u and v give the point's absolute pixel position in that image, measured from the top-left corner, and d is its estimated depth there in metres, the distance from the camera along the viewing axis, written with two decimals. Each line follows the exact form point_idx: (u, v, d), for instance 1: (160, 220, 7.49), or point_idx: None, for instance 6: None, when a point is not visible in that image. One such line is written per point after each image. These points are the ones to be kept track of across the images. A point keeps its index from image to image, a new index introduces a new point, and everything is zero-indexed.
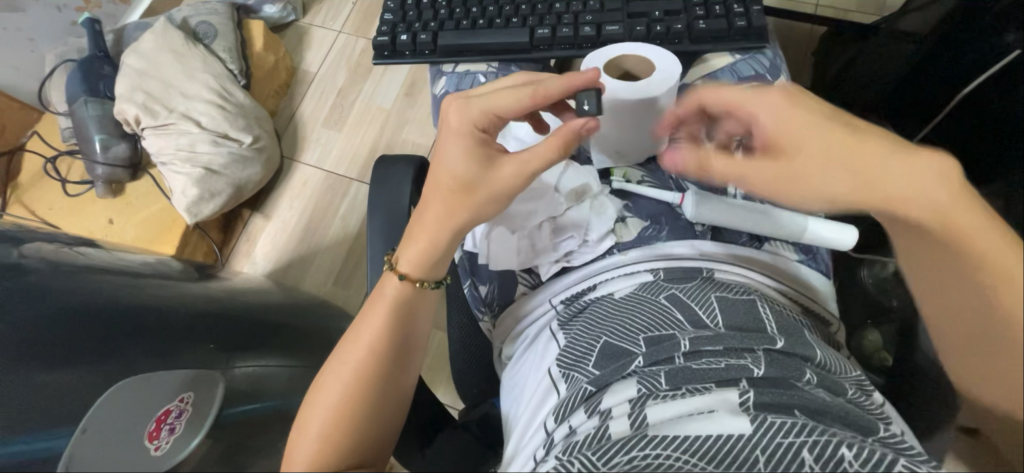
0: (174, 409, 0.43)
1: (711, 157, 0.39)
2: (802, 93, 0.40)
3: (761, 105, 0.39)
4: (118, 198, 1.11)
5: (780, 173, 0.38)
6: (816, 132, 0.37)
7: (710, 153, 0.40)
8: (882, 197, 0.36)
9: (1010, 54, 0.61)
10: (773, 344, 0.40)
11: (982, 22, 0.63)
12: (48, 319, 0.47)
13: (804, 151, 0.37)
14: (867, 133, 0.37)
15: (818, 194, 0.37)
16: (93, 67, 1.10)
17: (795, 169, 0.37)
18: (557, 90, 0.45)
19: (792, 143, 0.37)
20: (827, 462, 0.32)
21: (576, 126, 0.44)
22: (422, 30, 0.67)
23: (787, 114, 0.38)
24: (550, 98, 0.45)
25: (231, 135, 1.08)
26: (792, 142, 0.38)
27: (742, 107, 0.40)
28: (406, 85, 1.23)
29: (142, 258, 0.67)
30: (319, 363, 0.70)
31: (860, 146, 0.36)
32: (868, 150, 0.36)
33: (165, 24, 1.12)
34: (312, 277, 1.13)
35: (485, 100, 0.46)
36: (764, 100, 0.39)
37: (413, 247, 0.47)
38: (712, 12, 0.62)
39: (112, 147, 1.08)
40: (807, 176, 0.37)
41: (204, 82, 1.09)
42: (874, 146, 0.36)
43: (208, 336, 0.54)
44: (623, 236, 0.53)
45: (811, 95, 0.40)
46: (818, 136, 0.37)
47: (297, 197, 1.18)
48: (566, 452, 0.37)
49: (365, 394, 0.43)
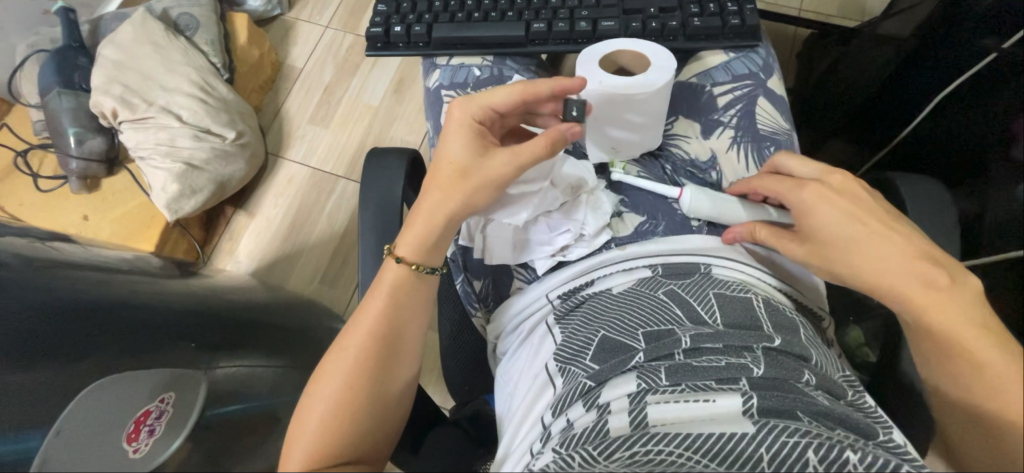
0: (154, 410, 0.42)
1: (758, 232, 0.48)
2: (852, 189, 0.45)
3: (805, 194, 0.46)
4: (94, 194, 1.07)
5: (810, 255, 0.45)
6: (840, 222, 0.43)
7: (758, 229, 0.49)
8: (882, 289, 0.40)
9: (989, 56, 0.62)
10: (772, 341, 0.40)
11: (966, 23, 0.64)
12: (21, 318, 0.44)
13: (831, 240, 0.44)
14: (897, 236, 0.41)
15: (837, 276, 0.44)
16: (68, 58, 1.06)
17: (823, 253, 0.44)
18: (546, 91, 0.49)
19: (822, 232, 0.44)
20: (832, 463, 0.31)
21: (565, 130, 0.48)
22: (416, 22, 0.67)
23: (824, 205, 0.45)
24: (538, 95, 0.48)
25: (213, 130, 1.05)
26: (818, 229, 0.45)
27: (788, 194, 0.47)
28: (395, 82, 1.22)
29: (119, 254, 0.64)
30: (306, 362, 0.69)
31: (882, 245, 0.41)
32: (888, 251, 0.41)
33: (144, 15, 1.08)
34: (297, 276, 1.10)
35: (485, 96, 0.49)
36: (811, 191, 0.46)
37: (412, 232, 0.47)
38: (707, 10, 0.62)
39: (88, 140, 1.04)
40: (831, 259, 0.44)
41: (186, 75, 1.06)
42: (896, 249, 0.41)
43: (189, 335, 0.52)
44: (620, 230, 0.55)
45: (863, 192, 0.45)
46: (846, 226, 0.43)
47: (282, 194, 1.16)
48: (564, 445, 0.37)
49: (364, 389, 0.42)
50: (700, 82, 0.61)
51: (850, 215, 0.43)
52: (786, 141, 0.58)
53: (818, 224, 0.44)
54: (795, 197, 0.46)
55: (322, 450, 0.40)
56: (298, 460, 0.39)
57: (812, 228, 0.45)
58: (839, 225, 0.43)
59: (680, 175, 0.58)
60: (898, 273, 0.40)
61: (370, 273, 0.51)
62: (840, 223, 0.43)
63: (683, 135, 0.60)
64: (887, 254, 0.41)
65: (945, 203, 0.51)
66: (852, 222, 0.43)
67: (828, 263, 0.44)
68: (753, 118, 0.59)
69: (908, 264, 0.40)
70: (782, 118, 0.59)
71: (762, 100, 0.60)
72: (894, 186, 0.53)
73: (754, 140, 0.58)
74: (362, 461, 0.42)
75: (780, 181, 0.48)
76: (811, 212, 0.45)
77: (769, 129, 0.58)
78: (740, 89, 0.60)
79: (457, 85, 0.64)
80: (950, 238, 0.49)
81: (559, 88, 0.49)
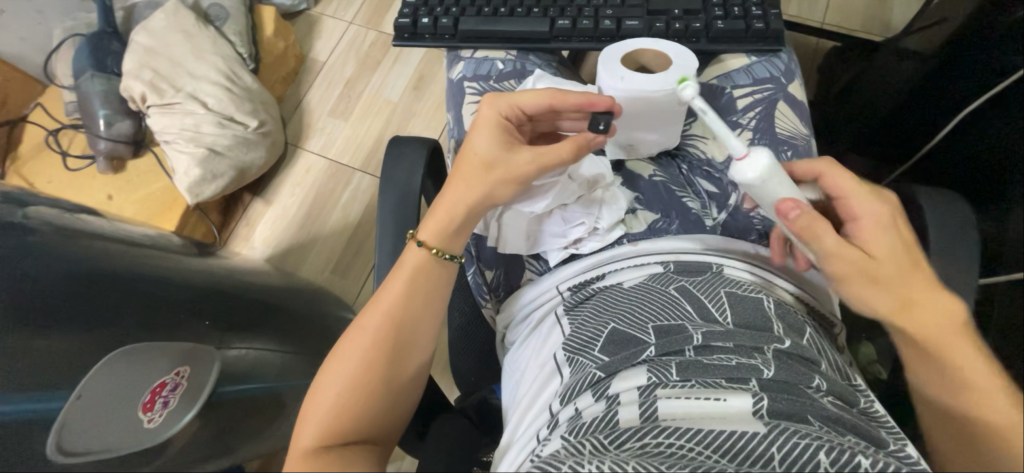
0: (170, 382, 0.48)
1: (818, 225, 0.40)
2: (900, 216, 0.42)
3: (866, 208, 0.42)
4: (119, 175, 1.10)
5: (866, 266, 0.40)
6: (897, 244, 0.40)
7: (819, 221, 0.40)
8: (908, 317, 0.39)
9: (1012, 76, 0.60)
10: (781, 343, 0.40)
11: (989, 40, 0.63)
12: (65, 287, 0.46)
13: (880, 258, 0.40)
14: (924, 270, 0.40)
15: (862, 296, 0.41)
16: (102, 43, 1.09)
17: (871, 267, 0.40)
18: (576, 103, 0.49)
19: (877, 249, 0.40)
20: (844, 465, 0.31)
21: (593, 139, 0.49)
22: (443, 14, 0.68)
23: (881, 225, 0.41)
24: (567, 104, 0.49)
25: (237, 118, 1.08)
26: (876, 243, 0.40)
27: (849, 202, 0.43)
28: (414, 78, 1.24)
29: (142, 231, 0.66)
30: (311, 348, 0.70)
31: (913, 277, 0.39)
32: (919, 284, 0.39)
33: (177, 3, 1.11)
34: (310, 264, 1.12)
35: (514, 96, 0.49)
36: (869, 206, 0.42)
37: (433, 217, 0.49)
38: (731, 13, 0.63)
39: (116, 123, 1.07)
40: (872, 277, 0.40)
41: (213, 64, 1.09)
42: (925, 283, 0.39)
43: (206, 313, 0.54)
44: (633, 226, 0.55)
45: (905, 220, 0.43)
46: (900, 249, 0.40)
47: (299, 184, 1.18)
48: (573, 433, 0.37)
49: (377, 369, 0.43)
50: (721, 84, 0.62)
51: (904, 241, 0.41)
52: (805, 146, 0.58)
53: (882, 239, 0.40)
54: (863, 207, 0.42)
55: (335, 426, 0.41)
56: (312, 434, 0.40)
57: (873, 241, 0.40)
58: (897, 247, 0.40)
59: (695, 176, 0.59)
60: (936, 309, 0.38)
61: (387, 256, 0.52)
62: (897, 245, 0.40)
63: (700, 136, 0.60)
64: (926, 287, 0.39)
65: (965, 215, 0.50)
66: (905, 248, 0.40)
67: (878, 280, 0.39)
68: (772, 122, 0.59)
69: (933, 300, 0.39)
70: (802, 123, 0.60)
71: (782, 105, 0.60)
72: (914, 196, 0.52)
73: (772, 143, 0.58)
74: (373, 440, 0.43)
75: (851, 185, 0.44)
76: (875, 227, 0.41)
77: (787, 133, 0.59)
78: (760, 93, 0.61)
79: (480, 77, 0.65)
80: (969, 250, 0.49)
81: (587, 101, 0.49)
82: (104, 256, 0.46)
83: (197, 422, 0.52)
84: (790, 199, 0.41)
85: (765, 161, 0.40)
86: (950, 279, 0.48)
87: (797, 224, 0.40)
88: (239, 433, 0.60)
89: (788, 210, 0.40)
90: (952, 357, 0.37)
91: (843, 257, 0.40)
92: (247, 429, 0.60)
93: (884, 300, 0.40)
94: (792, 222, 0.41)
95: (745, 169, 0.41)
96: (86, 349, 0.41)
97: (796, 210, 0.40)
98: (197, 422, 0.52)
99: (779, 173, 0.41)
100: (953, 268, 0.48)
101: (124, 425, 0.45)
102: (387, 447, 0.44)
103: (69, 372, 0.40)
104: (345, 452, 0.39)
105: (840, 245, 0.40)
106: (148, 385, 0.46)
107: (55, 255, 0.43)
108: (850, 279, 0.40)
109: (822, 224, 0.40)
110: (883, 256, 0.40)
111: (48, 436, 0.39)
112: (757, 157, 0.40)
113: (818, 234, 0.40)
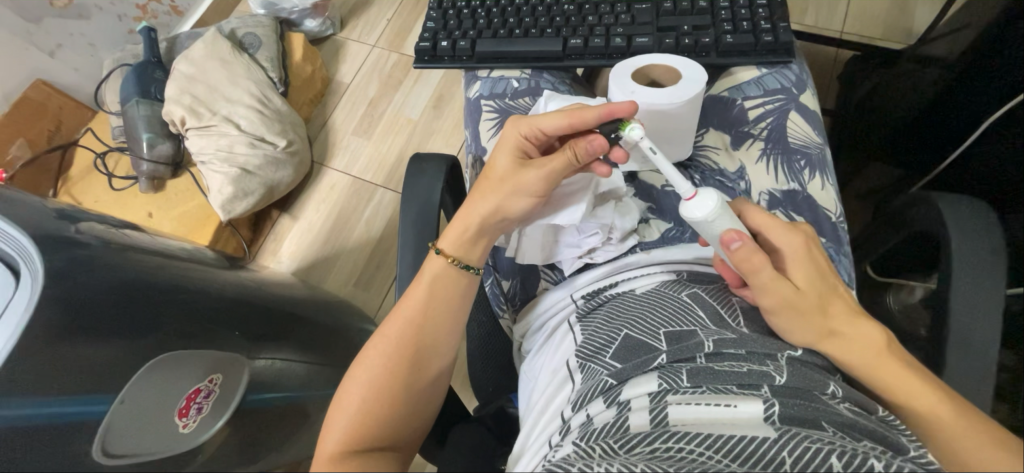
0: (204, 389, 0.51)
1: (754, 265, 0.42)
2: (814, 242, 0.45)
3: (788, 242, 0.44)
4: (159, 194, 1.17)
5: (795, 301, 0.42)
6: (816, 274, 0.44)
7: (756, 261, 0.42)
8: (828, 341, 0.43)
9: None
10: (795, 351, 0.43)
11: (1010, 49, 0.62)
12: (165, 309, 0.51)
13: (804, 294, 0.43)
14: (838, 296, 0.44)
15: (793, 329, 0.43)
16: (146, 72, 1.18)
17: (800, 303, 0.42)
18: (591, 119, 0.49)
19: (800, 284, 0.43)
20: (856, 469, 0.31)
21: (587, 145, 0.47)
22: (461, 37, 0.71)
23: (801, 259, 0.44)
24: (582, 120, 0.49)
25: (267, 139, 1.13)
26: (799, 275, 0.43)
27: (772, 236, 0.45)
28: (434, 97, 1.28)
29: (180, 245, 0.70)
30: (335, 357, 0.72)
31: (829, 306, 0.43)
32: (835, 311, 0.43)
33: (214, 34, 1.19)
34: (334, 277, 1.16)
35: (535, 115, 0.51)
36: (791, 239, 0.44)
37: (454, 228, 0.51)
38: (741, 27, 0.64)
39: (157, 146, 1.14)
40: (799, 313, 0.42)
41: (246, 88, 1.16)
42: (839, 309, 0.43)
43: (235, 323, 0.57)
44: (647, 236, 0.56)
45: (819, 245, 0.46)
46: (817, 278, 0.44)
47: (324, 200, 1.22)
48: (584, 438, 0.38)
49: (397, 376, 0.45)
50: (731, 96, 0.63)
51: (820, 269, 0.44)
52: (818, 155, 0.60)
53: (803, 270, 0.43)
54: (784, 238, 0.44)
55: (357, 432, 0.42)
56: (335, 440, 0.42)
57: (795, 273, 0.43)
58: (814, 277, 0.43)
59: (709, 185, 0.60)
60: (853, 334, 0.42)
61: (407, 266, 0.55)
62: (815, 276, 0.44)
63: (712, 147, 0.62)
64: (846, 316, 0.43)
65: (989, 223, 0.49)
66: (821, 277, 0.44)
67: (804, 313, 0.42)
68: (785, 132, 0.61)
69: (847, 322, 0.43)
70: (816, 133, 0.61)
71: (794, 115, 0.61)
72: (934, 204, 0.52)
73: (785, 152, 0.60)
74: (395, 446, 0.44)
75: (768, 218, 0.45)
76: (795, 259, 0.44)
77: (800, 143, 0.60)
78: (771, 103, 0.62)
79: (496, 95, 0.68)
80: (994, 259, 0.48)
81: (605, 113, 0.48)
82: (146, 271, 0.50)
83: (227, 428, 0.53)
84: (732, 230, 0.43)
85: (712, 200, 0.43)
86: (974, 290, 0.47)
87: (736, 255, 0.42)
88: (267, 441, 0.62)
89: (730, 240, 0.42)
90: (874, 376, 0.42)
91: (775, 293, 0.42)
92: (273, 437, 0.62)
93: (810, 332, 0.43)
94: (733, 252, 0.43)
95: (695, 208, 0.44)
96: (126, 356, 0.44)
97: (738, 241, 0.42)
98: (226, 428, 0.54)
99: (726, 211, 0.43)
100: (976, 277, 0.47)
101: (163, 427, 0.46)
102: (406, 454, 0.45)
103: (112, 377, 0.43)
104: (368, 457, 0.40)
105: (773, 280, 0.42)
106: (182, 392, 0.48)
107: (102, 268, 0.46)
108: (779, 312, 0.43)
109: (761, 258, 0.42)
110: (806, 288, 0.43)
111: (94, 434, 0.41)
112: (705, 197, 0.43)
113: (755, 266, 0.42)
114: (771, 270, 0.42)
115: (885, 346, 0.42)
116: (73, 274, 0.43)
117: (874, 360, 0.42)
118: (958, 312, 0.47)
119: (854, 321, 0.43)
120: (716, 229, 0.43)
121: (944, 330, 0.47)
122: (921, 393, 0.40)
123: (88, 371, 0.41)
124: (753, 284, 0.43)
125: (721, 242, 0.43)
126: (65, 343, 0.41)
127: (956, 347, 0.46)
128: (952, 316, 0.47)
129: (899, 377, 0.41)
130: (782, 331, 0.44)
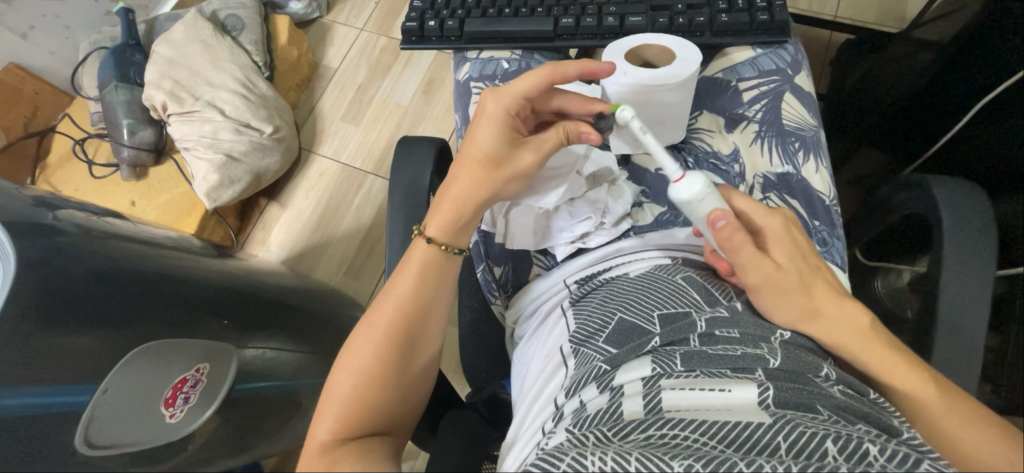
0: (190, 378, 0.50)
1: (736, 241, 0.42)
2: (794, 225, 0.46)
3: (767, 223, 0.44)
4: (141, 182, 1.14)
5: (778, 280, 0.42)
6: (796, 253, 0.44)
7: (737, 240, 0.42)
8: (815, 318, 0.43)
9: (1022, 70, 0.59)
10: (785, 333, 0.42)
11: (993, 37, 0.63)
12: (188, 302, 0.51)
13: (792, 271, 0.43)
14: (819, 274, 0.44)
15: (780, 305, 0.43)
16: (125, 54, 1.13)
17: (790, 279, 0.43)
18: (574, 72, 0.48)
19: (785, 261, 0.43)
20: (852, 453, 0.31)
21: (585, 134, 0.48)
22: (450, 16, 0.69)
23: (780, 239, 0.44)
24: (567, 77, 0.48)
25: (253, 124, 1.10)
26: (780, 255, 0.43)
27: (752, 218, 0.45)
28: (424, 83, 1.25)
29: (165, 232, 0.68)
30: (314, 348, 0.72)
31: (816, 287, 0.43)
32: (821, 290, 0.43)
33: (195, 15, 1.15)
34: (324, 267, 1.14)
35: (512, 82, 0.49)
36: (770, 221, 0.44)
37: (442, 212, 0.49)
38: (735, 5, 0.63)
39: (138, 132, 1.11)
40: (786, 287, 0.42)
41: (230, 72, 1.12)
42: (824, 289, 0.43)
43: (223, 312, 0.56)
44: (640, 219, 0.57)
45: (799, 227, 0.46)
46: (798, 257, 0.44)
47: (313, 187, 1.20)
48: (577, 425, 0.37)
49: (388, 361, 0.44)
50: (725, 77, 0.62)
51: (798, 246, 0.44)
52: (812, 137, 0.59)
53: (784, 250, 0.44)
54: (762, 220, 0.44)
55: (350, 420, 0.42)
56: (325, 429, 0.41)
57: (777, 253, 0.43)
58: (795, 257, 0.44)
59: (702, 168, 0.60)
60: (837, 316, 0.43)
61: (395, 251, 0.53)
62: (795, 255, 0.44)
63: (706, 129, 0.61)
64: (829, 297, 0.43)
65: (979, 207, 0.49)
66: (801, 257, 0.44)
67: (785, 292, 0.43)
68: (779, 114, 0.60)
69: (831, 303, 0.43)
70: (809, 114, 0.61)
71: (789, 96, 0.61)
72: (927, 187, 0.52)
73: (780, 135, 0.59)
74: (388, 432, 0.44)
75: (748, 201, 0.45)
76: (775, 239, 0.44)
77: (795, 125, 0.60)
78: (766, 85, 0.61)
79: (486, 76, 0.66)
80: (985, 241, 0.48)
81: (587, 69, 0.49)
82: (129, 258, 0.48)
83: (216, 418, 0.53)
84: (717, 209, 0.42)
85: (699, 182, 0.42)
86: (966, 274, 0.47)
87: (720, 234, 0.42)
88: (259, 430, 0.61)
89: (715, 219, 0.41)
90: (860, 355, 0.42)
91: (758, 271, 0.42)
92: (266, 426, 0.62)
93: (792, 310, 0.43)
94: (718, 232, 0.41)
95: (680, 188, 0.42)
96: (108, 347, 0.42)
97: (723, 220, 0.41)
98: (215, 418, 0.53)
99: (714, 192, 0.42)
100: (968, 258, 0.48)
101: (150, 418, 0.46)
102: (400, 439, 0.45)
103: (98, 365, 0.42)
104: (361, 445, 0.40)
105: (755, 259, 0.42)
106: (170, 379, 0.48)
107: (76, 254, 0.43)
108: (761, 290, 0.43)
109: (744, 236, 0.41)
110: (788, 267, 0.43)
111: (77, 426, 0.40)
112: (692, 179, 0.42)
113: (738, 243, 0.42)
114: (753, 248, 0.42)
115: (869, 324, 0.42)
116: (52, 261, 0.41)
117: (858, 339, 0.42)
118: (949, 295, 0.47)
119: (839, 302, 0.43)
120: (702, 210, 0.42)
121: (934, 313, 0.48)
122: (906, 372, 0.40)
123: (71, 363, 0.40)
124: (736, 262, 0.43)
125: (706, 222, 0.42)
126: (43, 330, 0.39)
127: (945, 330, 0.47)
128: (942, 298, 0.47)
129: (882, 355, 0.41)
130: (764, 311, 0.44)
